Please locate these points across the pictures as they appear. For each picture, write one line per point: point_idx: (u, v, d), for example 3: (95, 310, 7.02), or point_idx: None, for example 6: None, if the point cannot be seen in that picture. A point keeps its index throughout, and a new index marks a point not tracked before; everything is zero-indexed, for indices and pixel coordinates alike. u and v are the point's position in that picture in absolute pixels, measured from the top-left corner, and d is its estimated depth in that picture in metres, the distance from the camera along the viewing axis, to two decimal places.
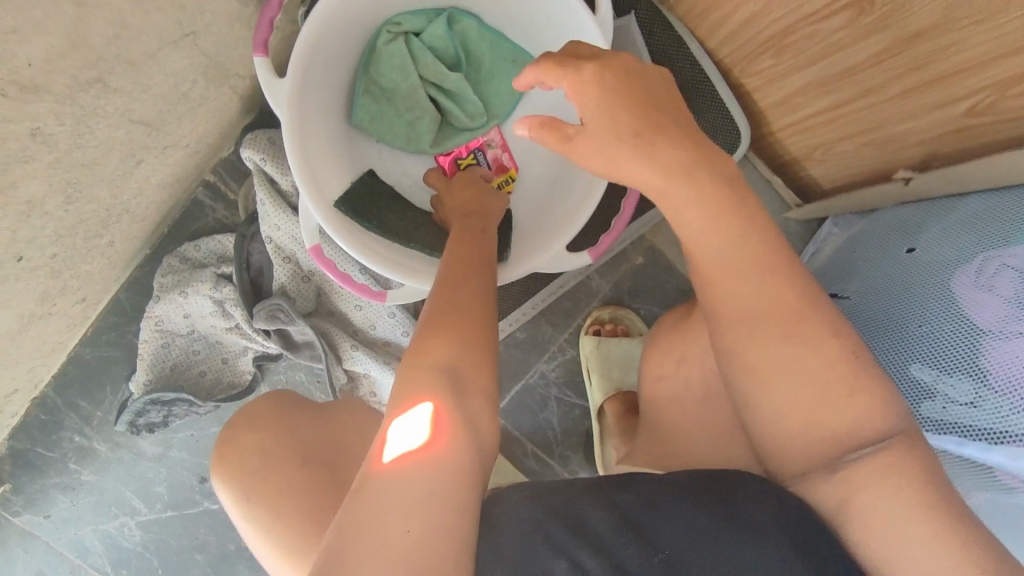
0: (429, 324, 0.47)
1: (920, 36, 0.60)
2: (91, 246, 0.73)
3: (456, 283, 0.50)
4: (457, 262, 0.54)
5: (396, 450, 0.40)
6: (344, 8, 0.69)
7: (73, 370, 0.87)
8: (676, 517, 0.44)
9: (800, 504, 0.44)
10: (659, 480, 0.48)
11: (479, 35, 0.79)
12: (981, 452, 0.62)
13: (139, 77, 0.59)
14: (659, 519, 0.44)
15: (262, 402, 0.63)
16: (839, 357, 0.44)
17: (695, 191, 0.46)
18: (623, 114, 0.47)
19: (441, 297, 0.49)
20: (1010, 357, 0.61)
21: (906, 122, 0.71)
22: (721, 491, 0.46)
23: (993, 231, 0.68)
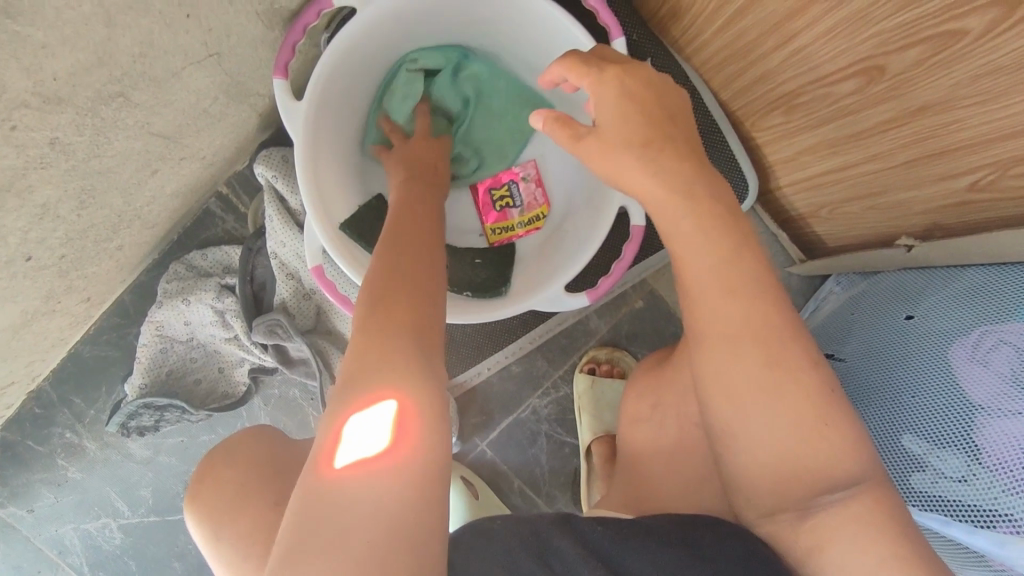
0: (381, 299, 0.45)
1: (927, 109, 0.62)
2: (100, 249, 0.74)
3: (408, 261, 0.49)
4: (407, 239, 0.52)
5: (351, 455, 0.38)
6: (364, 38, 0.71)
7: (70, 367, 0.88)
8: (645, 552, 0.44)
9: (765, 556, 0.44)
10: (633, 522, 0.48)
11: (506, 76, 0.82)
12: (966, 530, 0.62)
13: (161, 93, 0.61)
14: (627, 551, 0.44)
15: (244, 436, 0.64)
16: (825, 428, 0.43)
17: (689, 250, 0.46)
18: (624, 168, 0.47)
19: (394, 272, 0.48)
20: (1003, 436, 0.60)
21: (909, 190, 0.72)
22: (689, 532, 0.47)
23: (993, 306, 0.68)
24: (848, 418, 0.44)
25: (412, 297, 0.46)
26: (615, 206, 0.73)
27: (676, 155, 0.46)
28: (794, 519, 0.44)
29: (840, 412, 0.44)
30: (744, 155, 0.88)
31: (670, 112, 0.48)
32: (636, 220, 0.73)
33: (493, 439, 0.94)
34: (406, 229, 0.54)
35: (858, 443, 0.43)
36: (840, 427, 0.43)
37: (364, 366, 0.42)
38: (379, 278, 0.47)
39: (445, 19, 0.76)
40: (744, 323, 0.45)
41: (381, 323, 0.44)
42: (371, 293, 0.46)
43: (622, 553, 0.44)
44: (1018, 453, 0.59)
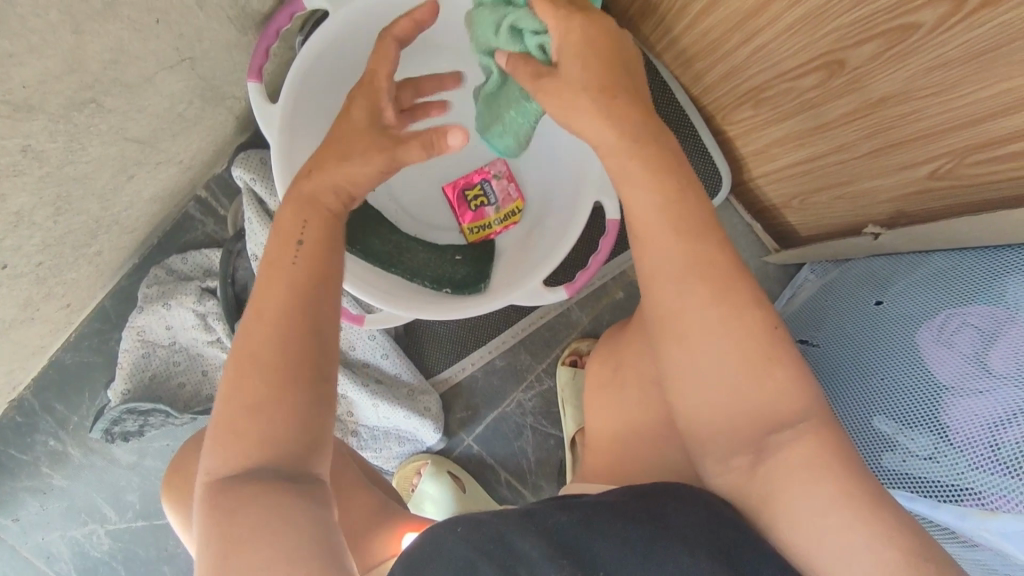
0: (226, 422, 0.45)
1: (885, 102, 0.64)
2: (78, 255, 0.74)
3: (257, 356, 0.45)
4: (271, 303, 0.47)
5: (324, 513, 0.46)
6: (338, 42, 0.72)
7: (52, 374, 0.88)
8: (609, 533, 0.44)
9: (732, 535, 0.44)
10: (597, 501, 0.48)
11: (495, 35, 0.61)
12: (930, 508, 0.64)
13: (135, 98, 0.61)
14: (593, 536, 0.44)
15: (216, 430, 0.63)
16: (793, 410, 0.45)
17: (657, 241, 0.47)
18: None
19: (236, 385, 0.45)
20: (969, 414, 0.63)
21: (872, 180, 0.74)
22: (653, 507, 0.46)
23: (958, 289, 0.70)
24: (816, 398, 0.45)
25: (259, 408, 0.44)
26: (590, 202, 0.75)
27: (643, 149, 0.48)
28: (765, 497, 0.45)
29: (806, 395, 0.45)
30: (716, 148, 0.90)
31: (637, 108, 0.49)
32: (611, 215, 0.75)
33: (479, 433, 0.95)
34: (264, 300, 0.47)
35: (827, 422, 0.45)
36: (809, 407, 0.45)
37: (211, 505, 0.43)
38: (228, 388, 0.46)
39: None
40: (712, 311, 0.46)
41: (231, 448, 0.44)
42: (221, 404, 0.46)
43: (589, 537, 0.44)
44: (983, 430, 0.61)
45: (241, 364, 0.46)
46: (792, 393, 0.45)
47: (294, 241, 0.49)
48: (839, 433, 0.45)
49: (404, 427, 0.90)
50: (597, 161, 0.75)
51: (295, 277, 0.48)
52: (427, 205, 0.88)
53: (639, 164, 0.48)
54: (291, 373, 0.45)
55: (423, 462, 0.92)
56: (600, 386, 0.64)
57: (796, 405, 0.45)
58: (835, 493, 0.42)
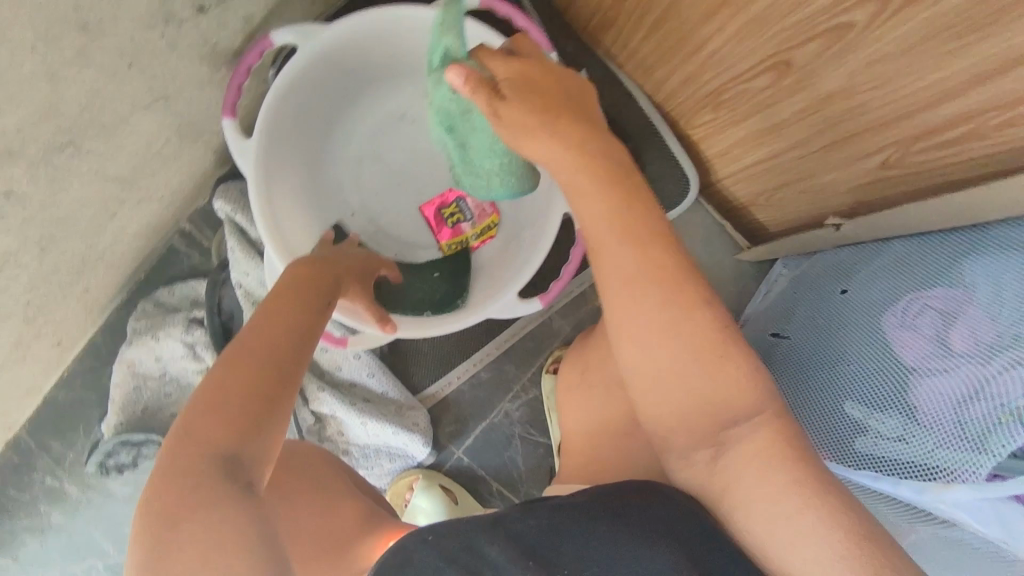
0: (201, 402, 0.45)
1: (831, 97, 0.67)
2: (66, 293, 0.76)
3: (247, 357, 0.48)
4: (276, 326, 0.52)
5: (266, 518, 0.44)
6: (307, 73, 0.75)
7: (46, 412, 0.90)
8: (576, 537, 0.46)
9: (695, 530, 0.46)
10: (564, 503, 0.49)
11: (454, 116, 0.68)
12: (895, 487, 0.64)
13: (112, 138, 0.64)
14: (560, 540, 0.46)
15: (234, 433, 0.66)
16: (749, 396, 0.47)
17: (612, 241, 0.50)
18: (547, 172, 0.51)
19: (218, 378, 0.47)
20: (933, 393, 0.64)
21: (829, 174, 0.77)
22: (617, 505, 0.48)
23: (918, 275, 0.72)
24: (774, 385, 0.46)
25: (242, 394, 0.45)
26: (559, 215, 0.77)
27: (596, 155, 0.50)
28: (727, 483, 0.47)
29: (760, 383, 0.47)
30: (682, 151, 0.92)
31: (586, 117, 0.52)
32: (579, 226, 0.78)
33: (469, 445, 0.97)
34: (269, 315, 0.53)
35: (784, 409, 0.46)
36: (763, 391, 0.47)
37: (169, 482, 0.41)
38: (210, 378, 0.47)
39: (385, 49, 0.80)
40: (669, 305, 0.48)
41: (200, 421, 0.44)
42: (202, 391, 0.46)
43: (556, 540, 0.46)
44: (946, 408, 0.62)
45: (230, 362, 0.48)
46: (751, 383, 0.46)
47: (310, 285, 0.58)
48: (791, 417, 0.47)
49: (394, 444, 0.92)
50: None
51: (300, 318, 0.54)
52: (404, 224, 0.90)
53: (590, 170, 0.50)
54: (280, 377, 0.48)
55: (414, 477, 0.94)
56: (575, 388, 0.66)
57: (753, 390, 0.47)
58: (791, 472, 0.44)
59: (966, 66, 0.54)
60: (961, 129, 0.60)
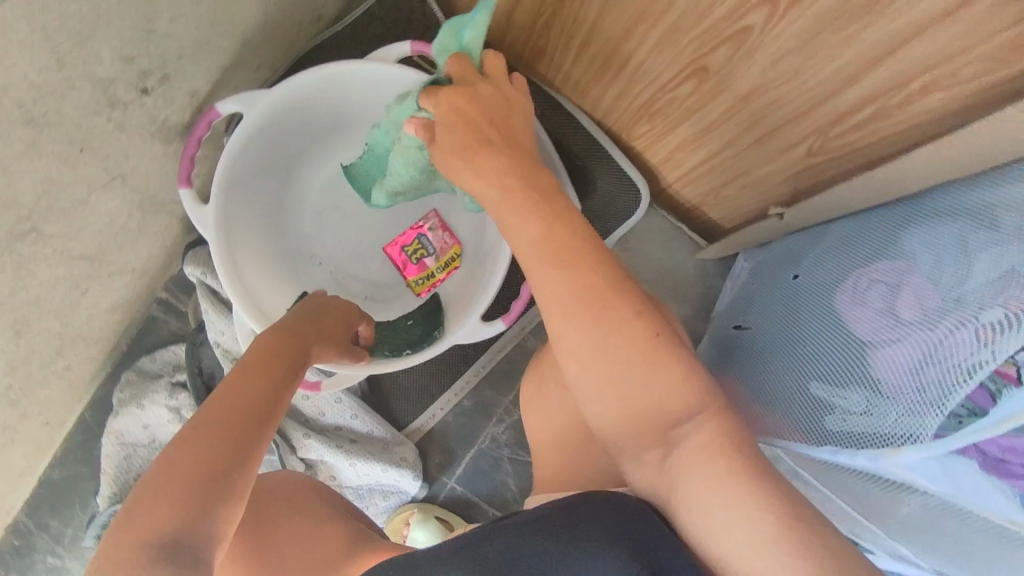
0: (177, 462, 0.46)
1: (748, 97, 0.71)
2: (47, 373, 0.79)
3: (206, 432, 0.48)
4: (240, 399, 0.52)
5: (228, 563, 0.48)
6: (257, 136, 0.79)
7: (43, 492, 0.92)
8: (537, 544, 0.51)
9: (644, 531, 0.49)
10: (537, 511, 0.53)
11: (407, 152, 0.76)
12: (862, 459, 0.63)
13: (73, 220, 0.67)
14: (524, 547, 0.51)
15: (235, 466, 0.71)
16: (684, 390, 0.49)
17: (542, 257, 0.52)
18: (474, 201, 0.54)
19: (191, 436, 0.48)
20: (888, 361, 0.66)
21: (763, 167, 0.80)
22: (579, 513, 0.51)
23: (862, 253, 0.76)
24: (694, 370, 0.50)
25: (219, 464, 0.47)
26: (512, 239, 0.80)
27: (516, 180, 0.53)
28: (671, 472, 0.50)
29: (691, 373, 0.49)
30: (629, 163, 0.96)
31: (504, 146, 0.55)
32: None
33: (460, 474, 0.98)
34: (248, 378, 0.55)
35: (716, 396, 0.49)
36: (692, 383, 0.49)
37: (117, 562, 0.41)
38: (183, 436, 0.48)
39: (330, 105, 0.85)
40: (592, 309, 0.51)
41: (151, 502, 0.44)
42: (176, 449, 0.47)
43: (520, 548, 0.51)
44: (903, 373, 0.63)
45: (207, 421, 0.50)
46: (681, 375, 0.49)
47: (275, 354, 0.59)
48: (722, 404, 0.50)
49: (384, 482, 0.94)
50: None
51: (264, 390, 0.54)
52: (370, 266, 0.94)
53: (513, 194, 0.53)
54: (249, 442, 0.50)
55: (408, 511, 0.95)
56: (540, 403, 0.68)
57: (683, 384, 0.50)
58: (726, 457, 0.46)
59: (854, 54, 0.57)
60: (867, 111, 0.63)
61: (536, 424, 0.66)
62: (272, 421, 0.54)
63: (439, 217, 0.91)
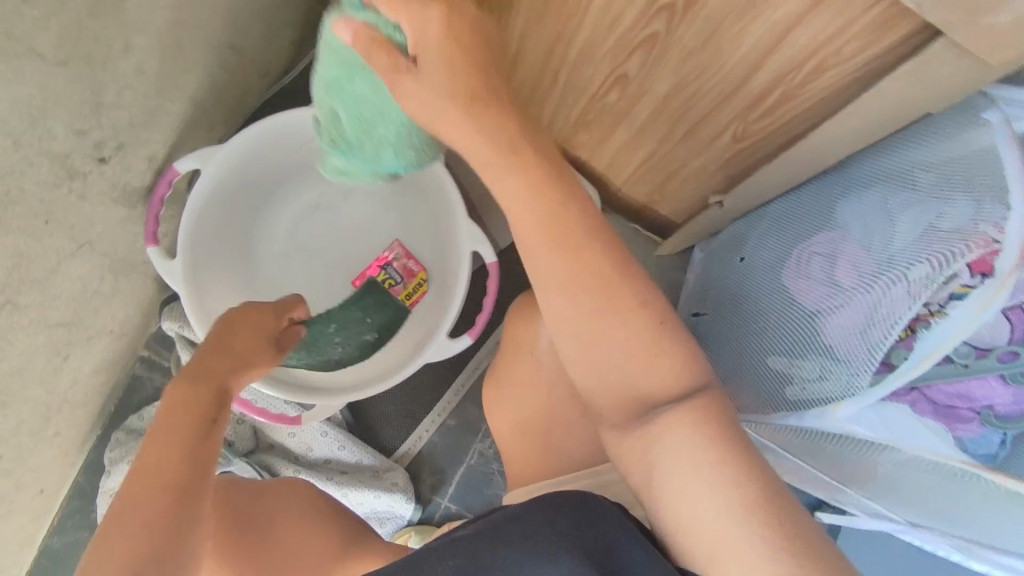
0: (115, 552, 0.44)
1: (669, 96, 0.76)
2: (37, 440, 0.82)
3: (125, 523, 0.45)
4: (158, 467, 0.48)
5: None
6: (216, 190, 0.84)
7: (45, 560, 0.94)
8: (512, 541, 0.52)
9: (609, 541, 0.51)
10: (524, 514, 0.55)
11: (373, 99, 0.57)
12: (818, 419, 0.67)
13: (46, 289, 0.71)
14: (501, 543, 0.53)
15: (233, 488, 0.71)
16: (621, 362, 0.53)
17: None
18: None
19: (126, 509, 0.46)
20: (834, 327, 0.69)
21: (696, 160, 0.85)
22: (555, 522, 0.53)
23: (801, 230, 0.81)
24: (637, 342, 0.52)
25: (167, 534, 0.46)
26: (468, 257, 0.84)
27: None
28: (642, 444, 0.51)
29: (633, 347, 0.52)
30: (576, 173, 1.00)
31: None
32: (489, 260, 0.85)
33: (453, 493, 1.00)
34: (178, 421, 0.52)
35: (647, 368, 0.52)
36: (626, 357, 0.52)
37: None
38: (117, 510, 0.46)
39: (285, 153, 0.89)
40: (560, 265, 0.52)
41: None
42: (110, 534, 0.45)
43: (499, 545, 0.53)
44: (851, 337, 0.66)
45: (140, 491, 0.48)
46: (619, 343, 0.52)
47: (188, 400, 0.53)
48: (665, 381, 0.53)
49: (379, 509, 0.95)
50: (463, 218, 0.84)
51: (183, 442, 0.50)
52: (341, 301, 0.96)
53: None
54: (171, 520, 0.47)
55: (405, 535, 0.96)
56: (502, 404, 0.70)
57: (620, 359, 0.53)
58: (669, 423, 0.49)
59: (748, 47, 0.62)
60: (774, 96, 0.68)
61: (504, 426, 0.69)
62: (208, 460, 0.51)
63: (404, 245, 0.95)
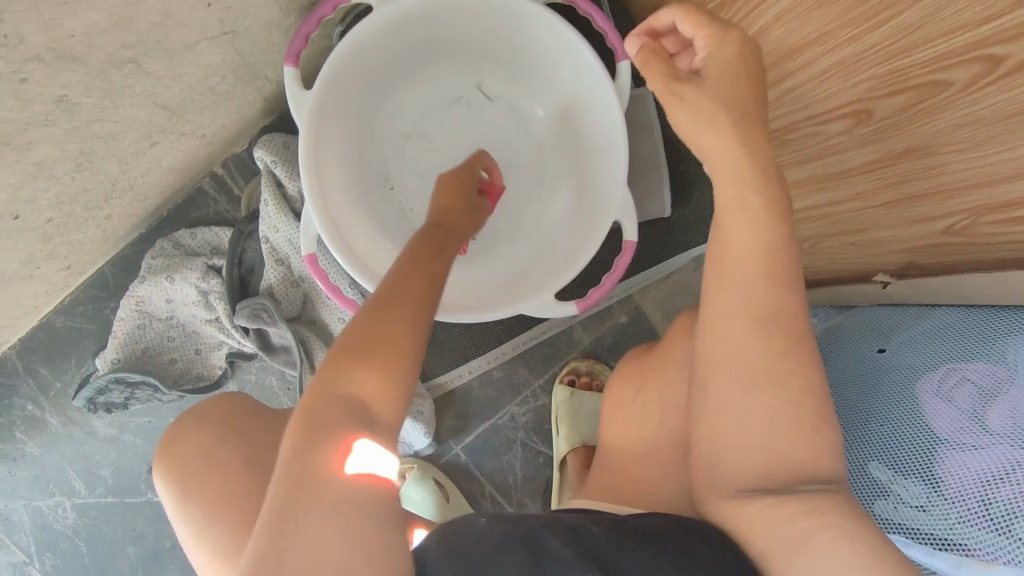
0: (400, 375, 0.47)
1: (907, 154, 0.65)
2: (88, 216, 0.74)
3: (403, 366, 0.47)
4: (379, 333, 0.47)
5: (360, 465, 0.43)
6: (376, 35, 0.72)
7: (42, 336, 0.87)
8: (633, 557, 0.47)
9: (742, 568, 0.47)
10: (638, 525, 0.51)
11: None
12: (925, 555, 0.64)
13: (172, 63, 0.61)
14: (615, 560, 0.46)
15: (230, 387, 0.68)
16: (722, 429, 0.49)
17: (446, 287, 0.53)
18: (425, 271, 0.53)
19: (379, 319, 0.48)
20: (962, 467, 0.62)
21: (889, 229, 0.75)
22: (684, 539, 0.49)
23: (962, 346, 0.68)
24: (771, 389, 0.47)
25: (359, 426, 0.45)
26: (606, 225, 0.75)
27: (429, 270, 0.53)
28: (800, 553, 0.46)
29: (751, 385, 0.48)
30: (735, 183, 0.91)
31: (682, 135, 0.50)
32: (628, 237, 0.75)
33: (468, 442, 0.96)
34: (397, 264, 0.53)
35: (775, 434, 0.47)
36: (742, 408, 0.48)
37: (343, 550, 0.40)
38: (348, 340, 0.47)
39: (455, 26, 0.77)
40: (715, 267, 0.51)
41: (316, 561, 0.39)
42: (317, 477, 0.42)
43: (609, 552, 0.47)
44: (976, 487, 0.60)
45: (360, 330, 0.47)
46: (734, 364, 0.49)
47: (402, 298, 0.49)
48: (790, 428, 0.47)
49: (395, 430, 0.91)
50: (619, 181, 0.75)
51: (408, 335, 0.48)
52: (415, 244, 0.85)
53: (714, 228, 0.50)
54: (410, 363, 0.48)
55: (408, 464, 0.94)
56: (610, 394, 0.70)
57: (732, 392, 0.49)
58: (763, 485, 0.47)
59: None
60: None
61: (621, 434, 0.68)
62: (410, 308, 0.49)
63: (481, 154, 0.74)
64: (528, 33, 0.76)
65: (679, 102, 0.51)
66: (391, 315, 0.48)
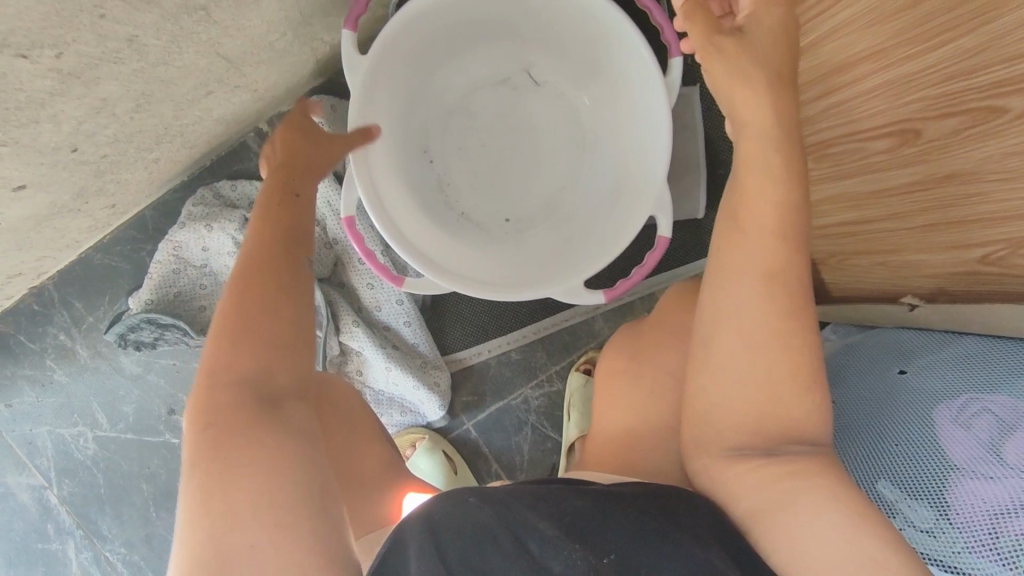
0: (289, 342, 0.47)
1: (950, 178, 0.64)
2: (139, 157, 0.76)
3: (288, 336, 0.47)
4: (256, 317, 0.46)
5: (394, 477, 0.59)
6: (434, 7, 0.73)
7: (79, 270, 0.90)
8: (620, 525, 0.48)
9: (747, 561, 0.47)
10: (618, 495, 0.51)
11: None
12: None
13: (240, 15, 0.62)
14: (602, 530, 0.47)
15: None
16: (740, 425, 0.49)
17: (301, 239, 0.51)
18: (278, 230, 0.51)
19: (254, 303, 0.47)
20: (972, 496, 0.61)
21: (922, 253, 0.75)
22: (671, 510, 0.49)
23: (986, 377, 0.68)
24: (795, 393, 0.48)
25: (262, 406, 0.44)
26: (642, 217, 0.75)
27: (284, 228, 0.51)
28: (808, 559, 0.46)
29: (776, 386, 0.48)
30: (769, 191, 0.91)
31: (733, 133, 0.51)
32: (662, 233, 0.76)
33: (478, 419, 0.98)
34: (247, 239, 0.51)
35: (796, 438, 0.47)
36: (763, 410, 0.49)
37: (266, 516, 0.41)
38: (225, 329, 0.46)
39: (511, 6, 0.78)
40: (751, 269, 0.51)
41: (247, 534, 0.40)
42: (237, 474, 0.41)
43: (601, 525, 0.47)
44: (984, 517, 0.59)
45: (232, 332, 0.46)
46: (760, 363, 0.49)
47: (263, 273, 0.48)
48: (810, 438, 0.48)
49: (410, 399, 0.93)
50: (660, 176, 0.75)
51: (283, 306, 0.47)
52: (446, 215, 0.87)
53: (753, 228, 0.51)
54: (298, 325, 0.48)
55: (418, 433, 0.96)
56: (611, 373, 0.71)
57: (757, 395, 0.49)
58: (778, 487, 0.48)
59: None
60: None
61: (616, 415, 0.68)
62: (274, 278, 0.48)
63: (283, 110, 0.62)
64: (583, 21, 0.76)
65: (735, 100, 0.51)
66: (259, 293, 0.47)
